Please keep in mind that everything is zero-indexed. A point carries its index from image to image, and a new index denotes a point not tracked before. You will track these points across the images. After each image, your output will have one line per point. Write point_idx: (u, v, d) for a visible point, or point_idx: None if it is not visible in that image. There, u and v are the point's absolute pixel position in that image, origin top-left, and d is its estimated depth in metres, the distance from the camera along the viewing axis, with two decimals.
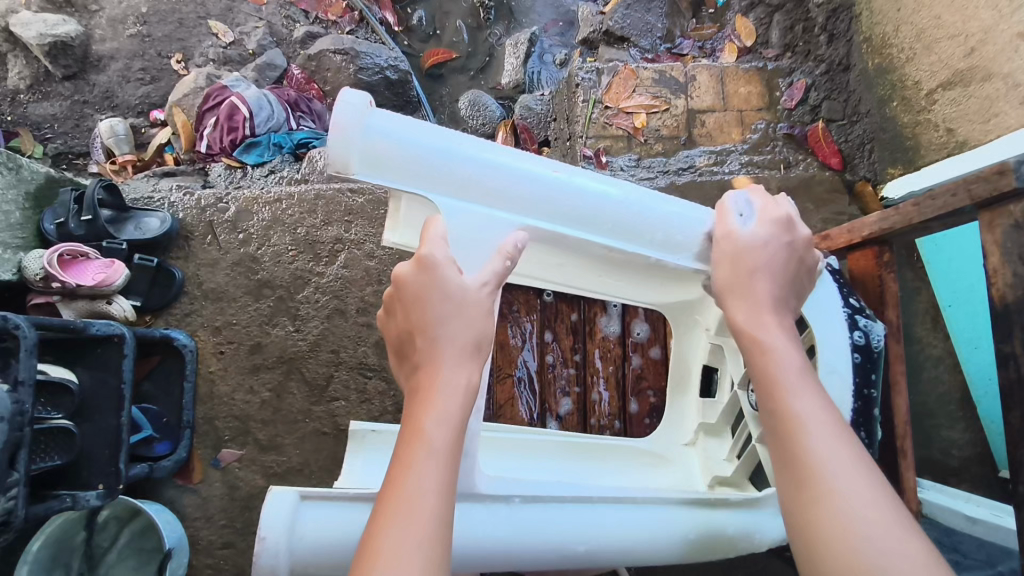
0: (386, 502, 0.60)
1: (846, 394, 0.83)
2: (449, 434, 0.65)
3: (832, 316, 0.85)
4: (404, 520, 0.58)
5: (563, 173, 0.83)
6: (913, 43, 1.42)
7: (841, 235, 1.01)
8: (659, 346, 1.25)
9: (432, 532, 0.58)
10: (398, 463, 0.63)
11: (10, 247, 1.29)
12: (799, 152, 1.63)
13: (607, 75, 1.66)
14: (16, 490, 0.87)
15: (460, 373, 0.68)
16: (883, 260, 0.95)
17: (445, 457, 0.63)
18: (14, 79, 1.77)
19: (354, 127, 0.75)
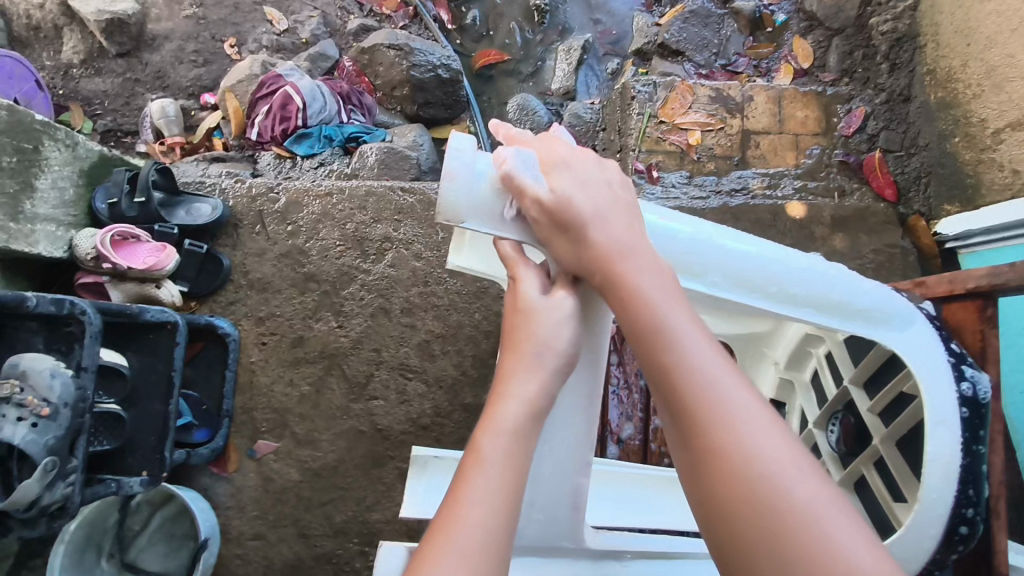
0: (434, 531, 0.61)
1: (956, 449, 0.81)
2: (504, 480, 0.64)
3: (937, 366, 0.84)
4: (443, 562, 0.58)
5: (668, 221, 0.86)
6: (981, 80, 1.39)
7: (940, 284, 0.93)
8: None
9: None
10: (446, 505, 0.63)
11: (62, 224, 1.28)
12: (854, 181, 1.61)
13: (664, 90, 1.65)
14: (74, 477, 0.86)
15: (525, 386, 0.70)
16: (987, 315, 0.88)
17: (497, 477, 0.64)
18: (69, 54, 1.78)
19: (466, 172, 0.75)
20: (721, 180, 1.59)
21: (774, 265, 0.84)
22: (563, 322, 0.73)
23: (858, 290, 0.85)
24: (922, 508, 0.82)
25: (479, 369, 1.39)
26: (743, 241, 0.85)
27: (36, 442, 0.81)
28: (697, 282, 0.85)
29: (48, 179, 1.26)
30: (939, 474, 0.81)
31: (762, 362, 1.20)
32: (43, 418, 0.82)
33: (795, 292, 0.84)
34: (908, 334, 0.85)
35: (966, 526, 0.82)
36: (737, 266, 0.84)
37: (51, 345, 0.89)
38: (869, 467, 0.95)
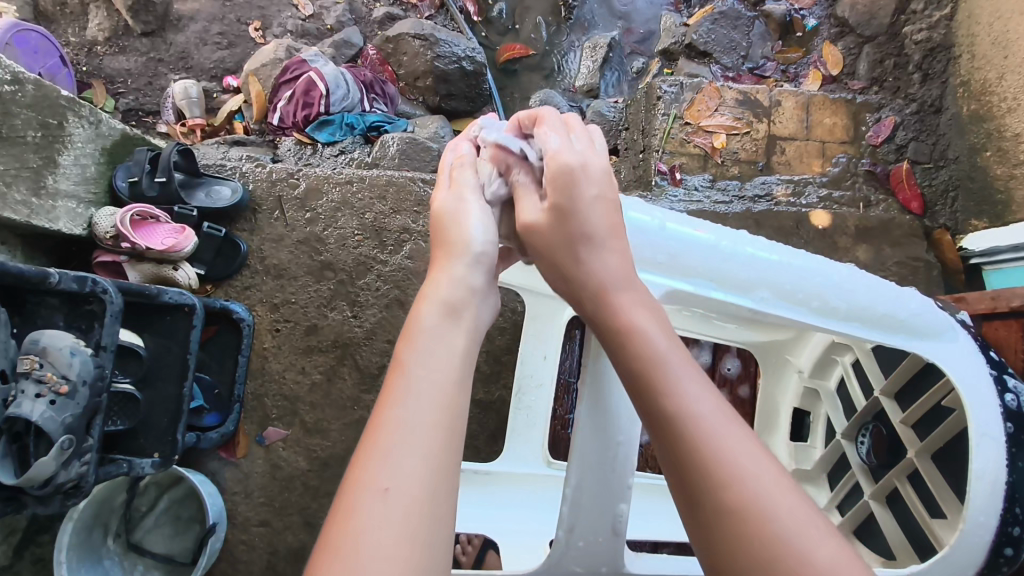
0: (347, 495, 0.56)
1: (1001, 464, 0.80)
2: (439, 366, 0.64)
3: (980, 379, 0.84)
4: (391, 454, 0.57)
5: (707, 232, 0.83)
6: (1017, 93, 1.37)
7: (983, 300, 0.97)
8: (748, 385, 1.23)
9: (429, 470, 0.57)
10: (384, 398, 0.61)
11: (82, 201, 1.28)
12: (879, 192, 1.59)
13: (690, 91, 1.62)
14: (90, 456, 0.86)
15: (443, 341, 0.66)
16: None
17: (419, 433, 0.58)
18: (93, 31, 1.78)
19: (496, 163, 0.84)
20: (745, 185, 1.57)
21: (817, 279, 0.83)
22: (477, 219, 0.78)
23: (899, 303, 0.85)
24: (968, 527, 0.80)
25: (491, 365, 1.38)
26: (786, 255, 0.83)
27: (53, 420, 0.80)
28: (744, 298, 0.83)
29: (70, 156, 1.25)
30: (986, 489, 0.80)
31: (785, 371, 1.17)
32: (62, 396, 0.82)
33: (836, 305, 0.83)
34: (950, 345, 0.85)
35: (1011, 546, 0.82)
36: (784, 283, 0.83)
37: (72, 322, 0.89)
38: (903, 481, 0.93)
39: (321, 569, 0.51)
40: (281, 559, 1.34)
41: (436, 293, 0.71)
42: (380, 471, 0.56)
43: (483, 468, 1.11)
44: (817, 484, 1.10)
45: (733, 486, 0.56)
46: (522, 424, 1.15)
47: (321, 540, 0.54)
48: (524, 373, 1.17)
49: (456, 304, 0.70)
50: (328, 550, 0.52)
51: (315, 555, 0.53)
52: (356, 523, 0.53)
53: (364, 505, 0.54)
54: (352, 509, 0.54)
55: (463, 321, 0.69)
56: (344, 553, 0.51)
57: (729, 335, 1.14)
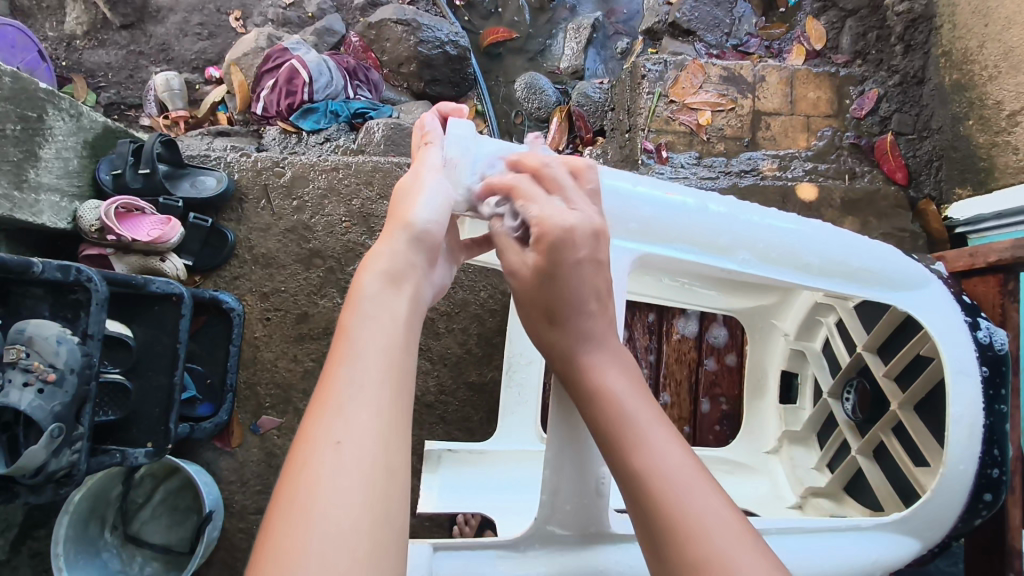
0: (297, 451, 0.56)
1: (978, 406, 0.82)
2: (387, 329, 0.64)
3: (952, 323, 0.85)
4: (340, 407, 0.57)
5: (679, 195, 0.81)
6: (998, 61, 1.38)
7: (960, 258, 0.95)
8: (735, 354, 1.24)
9: (377, 422, 0.58)
10: (330, 361, 0.62)
11: (66, 194, 1.27)
12: (865, 164, 1.59)
13: (674, 69, 1.61)
14: (81, 444, 0.86)
15: (387, 307, 0.66)
16: (1008, 289, 0.89)
17: (368, 390, 0.59)
18: (72, 25, 1.76)
19: (465, 158, 0.79)
20: (731, 161, 1.58)
21: (794, 238, 0.83)
22: (430, 199, 0.74)
23: (869, 255, 0.85)
24: (949, 472, 0.81)
25: (483, 347, 1.39)
26: (760, 215, 0.83)
27: (42, 408, 0.81)
28: (727, 260, 0.82)
29: (51, 149, 1.24)
30: (964, 430, 0.81)
31: (771, 335, 1.18)
32: (49, 384, 0.82)
33: (810, 260, 0.83)
34: (924, 296, 0.86)
35: (990, 491, 0.83)
36: (763, 243, 0.82)
37: (58, 312, 0.89)
38: (887, 434, 0.93)
39: (278, 519, 0.52)
40: None
41: (379, 261, 0.69)
42: (332, 423, 0.56)
43: (477, 448, 1.13)
44: (807, 445, 1.11)
45: (698, 539, 0.56)
46: (513, 403, 1.15)
47: (276, 493, 0.54)
48: (514, 352, 1.18)
49: (399, 273, 0.69)
50: (283, 500, 0.53)
51: (270, 506, 0.54)
52: (309, 473, 0.54)
53: (318, 456, 0.55)
54: (306, 461, 0.55)
55: (406, 291, 0.69)
56: (300, 501, 0.52)
57: (713, 303, 1.14)
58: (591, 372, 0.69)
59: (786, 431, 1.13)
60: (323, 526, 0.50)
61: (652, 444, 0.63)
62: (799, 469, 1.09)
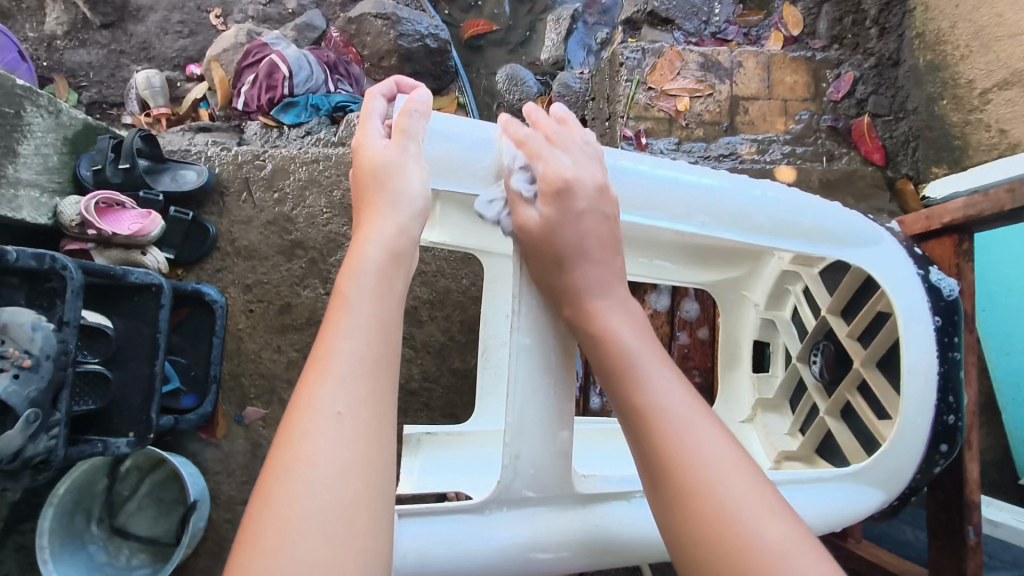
0: (289, 420, 0.57)
1: (932, 358, 0.83)
2: (382, 302, 0.64)
3: (906, 278, 0.86)
4: (333, 376, 0.57)
5: (626, 160, 0.82)
6: (970, 40, 1.40)
7: (917, 222, 0.95)
8: (707, 326, 1.24)
9: (367, 393, 0.58)
10: (325, 330, 0.62)
11: (46, 190, 1.27)
12: (842, 146, 1.61)
13: (652, 56, 1.62)
14: (58, 430, 0.87)
15: (385, 281, 0.65)
16: (963, 249, 0.90)
17: (362, 366, 0.59)
18: (52, 25, 1.77)
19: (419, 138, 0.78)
20: (709, 146, 1.59)
21: (746, 198, 0.84)
22: (415, 169, 0.73)
23: (822, 214, 0.86)
24: (905, 424, 0.83)
25: (466, 335, 1.40)
26: (708, 177, 0.83)
27: (18, 394, 0.81)
28: (684, 224, 0.82)
29: (30, 145, 1.25)
30: (920, 381, 0.83)
31: (742, 307, 1.18)
32: (25, 369, 0.82)
33: (761, 222, 0.84)
34: (876, 252, 0.87)
35: (945, 443, 0.85)
36: (720, 205, 0.83)
37: (33, 300, 0.89)
38: (853, 393, 0.94)
39: (272, 486, 0.53)
40: None
41: (377, 238, 0.67)
42: (325, 394, 0.57)
43: (454, 429, 1.14)
44: (780, 412, 1.12)
45: (688, 465, 0.61)
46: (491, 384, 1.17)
47: (268, 464, 0.55)
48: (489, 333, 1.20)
49: (398, 252, 0.68)
50: (277, 464, 0.54)
51: (264, 471, 0.55)
52: (299, 443, 0.54)
53: (310, 426, 0.55)
54: (300, 432, 0.55)
55: (402, 269, 0.68)
56: (293, 473, 0.53)
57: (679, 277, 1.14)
58: (594, 315, 0.72)
59: (759, 399, 1.13)
60: (309, 498, 0.52)
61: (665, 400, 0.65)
62: (772, 436, 1.09)
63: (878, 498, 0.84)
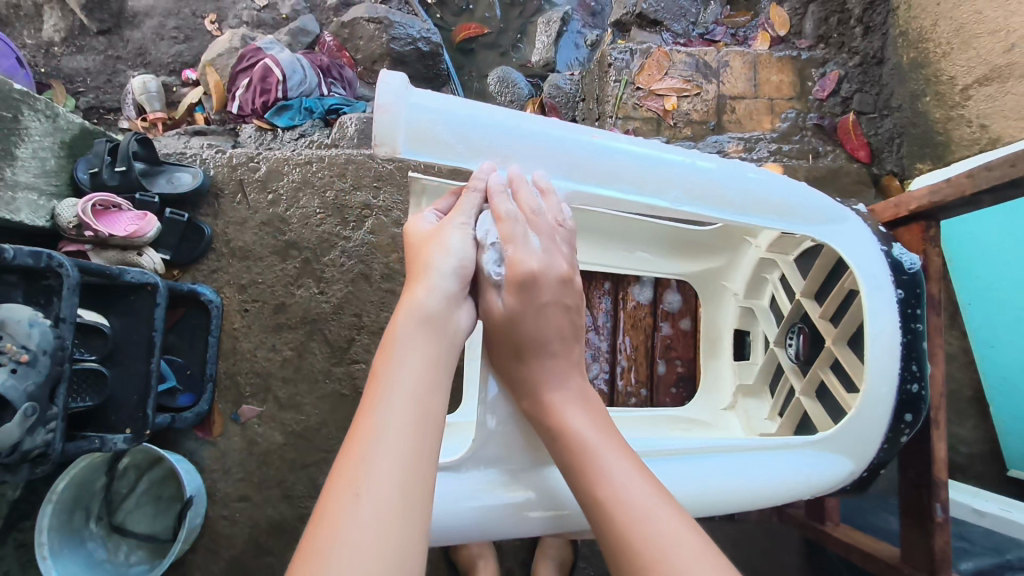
0: (324, 502, 0.54)
1: (895, 328, 0.86)
2: (419, 376, 0.62)
3: (870, 252, 0.88)
4: (377, 441, 0.56)
5: (602, 137, 0.81)
6: (951, 38, 1.42)
7: (886, 210, 0.98)
8: (689, 318, 1.22)
9: (404, 469, 0.55)
10: (362, 406, 0.60)
11: (43, 193, 1.30)
12: (828, 144, 1.64)
13: (640, 57, 1.65)
14: (55, 424, 0.89)
15: (422, 357, 0.64)
16: (929, 236, 0.92)
17: (401, 445, 0.57)
18: (50, 32, 1.80)
19: (398, 106, 0.72)
20: (697, 144, 1.61)
21: (715, 173, 0.85)
22: (457, 236, 0.74)
23: (788, 190, 0.88)
24: (869, 390, 0.85)
25: None
26: (681, 154, 0.85)
27: (15, 388, 0.83)
28: (658, 198, 0.83)
29: (28, 148, 1.28)
30: (882, 349, 0.85)
31: (722, 296, 1.22)
32: (23, 364, 0.84)
33: (729, 197, 0.86)
34: (842, 227, 0.90)
35: (910, 413, 0.87)
36: (693, 179, 0.84)
37: (31, 297, 0.91)
38: (825, 370, 0.96)
39: (304, 575, 0.49)
40: (264, 532, 1.37)
41: (414, 315, 0.66)
42: (362, 473, 0.54)
43: (443, 419, 1.16)
44: (760, 397, 1.14)
45: (641, 533, 0.61)
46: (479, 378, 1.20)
47: (305, 531, 0.52)
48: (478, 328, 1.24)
49: (436, 324, 0.67)
50: (309, 549, 0.51)
51: (296, 558, 0.51)
52: (334, 524, 0.51)
53: (344, 506, 0.52)
54: (334, 517, 0.52)
55: (440, 348, 0.66)
56: (327, 556, 0.49)
57: (657, 267, 1.18)
58: (553, 410, 0.74)
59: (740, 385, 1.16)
60: None
61: (620, 487, 0.65)
62: (753, 420, 1.11)
63: (845, 466, 0.87)
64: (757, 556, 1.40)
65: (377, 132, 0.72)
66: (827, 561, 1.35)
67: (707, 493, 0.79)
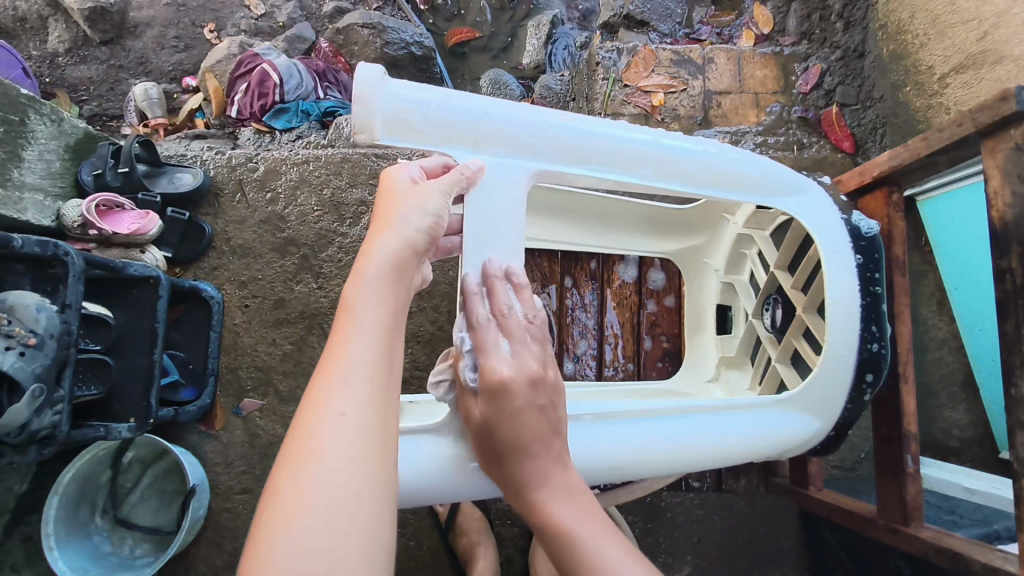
0: (298, 420, 0.59)
1: (855, 291, 0.90)
2: (385, 305, 0.66)
3: (831, 220, 0.93)
4: (348, 366, 0.61)
5: (571, 119, 0.85)
6: (927, 29, 1.46)
7: (853, 178, 1.04)
8: (674, 295, 1.28)
9: (370, 392, 0.61)
10: (335, 333, 0.64)
11: (48, 194, 1.34)
12: (813, 135, 1.67)
13: (627, 55, 1.70)
14: (61, 406, 0.93)
15: (388, 291, 0.67)
16: (892, 200, 0.98)
17: (370, 369, 0.62)
18: (54, 43, 1.85)
19: (376, 95, 0.76)
20: None
21: (680, 150, 0.90)
22: (434, 195, 0.73)
23: (751, 164, 0.93)
24: (831, 346, 0.90)
25: (453, 324, 1.45)
26: (647, 132, 0.89)
27: (24, 369, 0.86)
28: (629, 175, 0.88)
29: (34, 151, 1.32)
30: (842, 309, 0.90)
31: (704, 274, 1.25)
32: (31, 348, 0.87)
33: (692, 172, 0.90)
34: (803, 199, 0.94)
35: (871, 372, 0.91)
36: (659, 158, 0.89)
37: (38, 286, 0.95)
38: (798, 339, 0.99)
39: (282, 481, 0.55)
40: None
41: (384, 247, 0.68)
42: (334, 395, 0.59)
43: (437, 398, 1.19)
44: (742, 367, 1.17)
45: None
46: None
47: (276, 466, 0.57)
48: None
49: (404, 258, 0.69)
50: (287, 462, 0.56)
51: (275, 470, 0.57)
52: (310, 440, 0.57)
53: (318, 425, 0.57)
54: (310, 432, 0.57)
55: (402, 280, 0.69)
56: (302, 467, 0.55)
57: (636, 246, 1.22)
58: (523, 487, 0.72)
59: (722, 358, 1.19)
60: (320, 490, 0.54)
61: (589, 537, 0.70)
62: (734, 390, 1.15)
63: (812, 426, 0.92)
64: (751, 540, 1.42)
65: (354, 118, 0.77)
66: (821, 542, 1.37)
67: (688, 451, 0.84)
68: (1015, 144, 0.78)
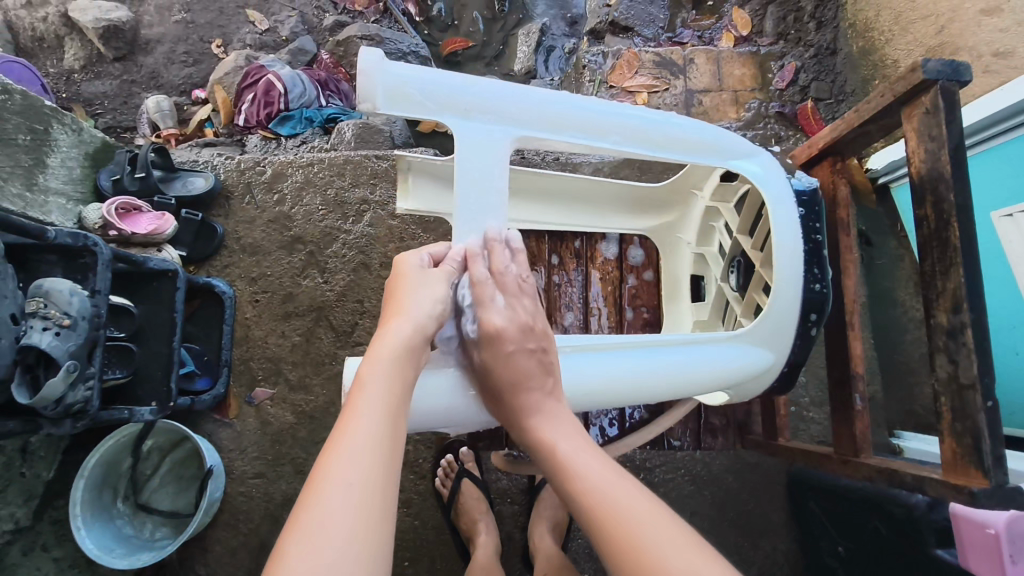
0: (309, 486, 0.67)
1: (799, 243, 1.01)
2: (390, 384, 0.77)
3: (780, 181, 1.04)
4: (356, 438, 0.71)
5: (548, 91, 0.94)
6: (891, 26, 1.57)
7: (804, 152, 1.20)
8: (652, 269, 1.40)
9: (375, 459, 0.70)
10: (346, 410, 0.74)
11: (71, 198, 1.43)
12: (789, 129, 1.74)
13: (612, 58, 1.80)
14: (93, 382, 1.02)
15: (392, 373, 0.78)
16: (837, 168, 1.13)
17: (376, 441, 0.71)
18: (70, 61, 1.95)
19: (376, 72, 0.84)
20: None
21: (646, 120, 0.99)
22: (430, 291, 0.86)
23: (707, 132, 1.03)
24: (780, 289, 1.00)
25: None
26: (617, 104, 0.98)
27: (60, 347, 0.94)
28: (603, 141, 0.97)
29: (56, 158, 1.41)
30: (787, 254, 1.01)
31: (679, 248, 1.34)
32: (65, 328, 0.95)
33: (657, 138, 1.00)
34: (757, 162, 1.04)
35: (815, 312, 1.04)
36: (630, 126, 0.98)
37: (70, 274, 1.04)
38: (760, 294, 1.09)
39: (293, 537, 0.63)
40: (278, 506, 1.48)
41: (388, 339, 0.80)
42: (342, 464, 0.68)
43: None
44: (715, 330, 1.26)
45: (616, 518, 0.73)
46: None
47: (292, 515, 0.65)
48: None
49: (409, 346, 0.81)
50: (296, 523, 0.64)
51: (285, 529, 0.64)
52: (320, 505, 0.65)
53: (326, 490, 0.66)
54: (320, 492, 0.66)
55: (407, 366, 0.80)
56: (312, 524, 0.63)
57: (618, 224, 1.31)
58: (537, 430, 0.86)
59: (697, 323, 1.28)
60: (329, 549, 0.61)
61: (592, 479, 0.78)
62: None
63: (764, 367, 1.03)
64: (741, 514, 1.48)
65: (358, 91, 0.84)
66: (807, 512, 1.44)
67: (669, 377, 0.96)
68: (925, 108, 0.92)
